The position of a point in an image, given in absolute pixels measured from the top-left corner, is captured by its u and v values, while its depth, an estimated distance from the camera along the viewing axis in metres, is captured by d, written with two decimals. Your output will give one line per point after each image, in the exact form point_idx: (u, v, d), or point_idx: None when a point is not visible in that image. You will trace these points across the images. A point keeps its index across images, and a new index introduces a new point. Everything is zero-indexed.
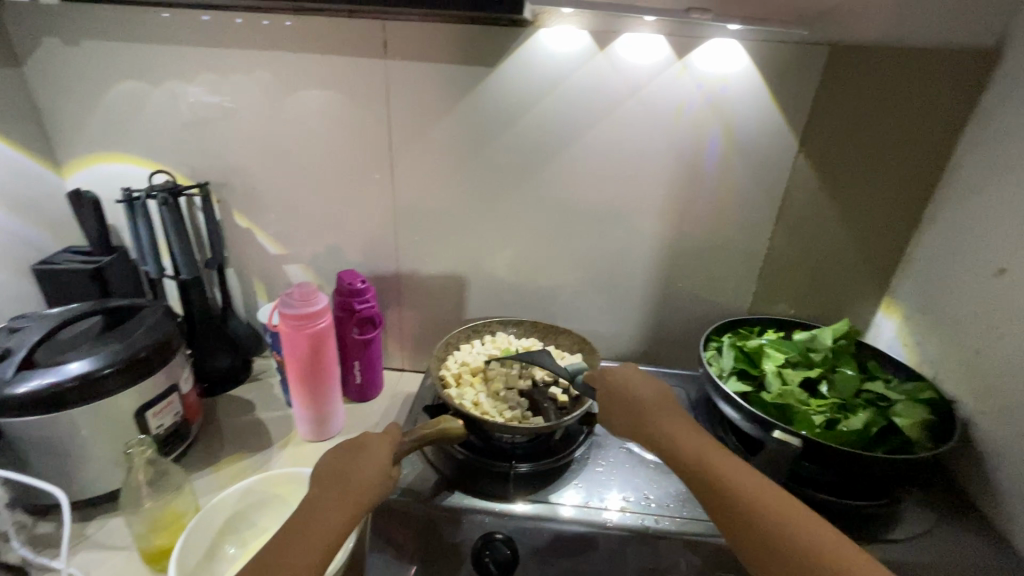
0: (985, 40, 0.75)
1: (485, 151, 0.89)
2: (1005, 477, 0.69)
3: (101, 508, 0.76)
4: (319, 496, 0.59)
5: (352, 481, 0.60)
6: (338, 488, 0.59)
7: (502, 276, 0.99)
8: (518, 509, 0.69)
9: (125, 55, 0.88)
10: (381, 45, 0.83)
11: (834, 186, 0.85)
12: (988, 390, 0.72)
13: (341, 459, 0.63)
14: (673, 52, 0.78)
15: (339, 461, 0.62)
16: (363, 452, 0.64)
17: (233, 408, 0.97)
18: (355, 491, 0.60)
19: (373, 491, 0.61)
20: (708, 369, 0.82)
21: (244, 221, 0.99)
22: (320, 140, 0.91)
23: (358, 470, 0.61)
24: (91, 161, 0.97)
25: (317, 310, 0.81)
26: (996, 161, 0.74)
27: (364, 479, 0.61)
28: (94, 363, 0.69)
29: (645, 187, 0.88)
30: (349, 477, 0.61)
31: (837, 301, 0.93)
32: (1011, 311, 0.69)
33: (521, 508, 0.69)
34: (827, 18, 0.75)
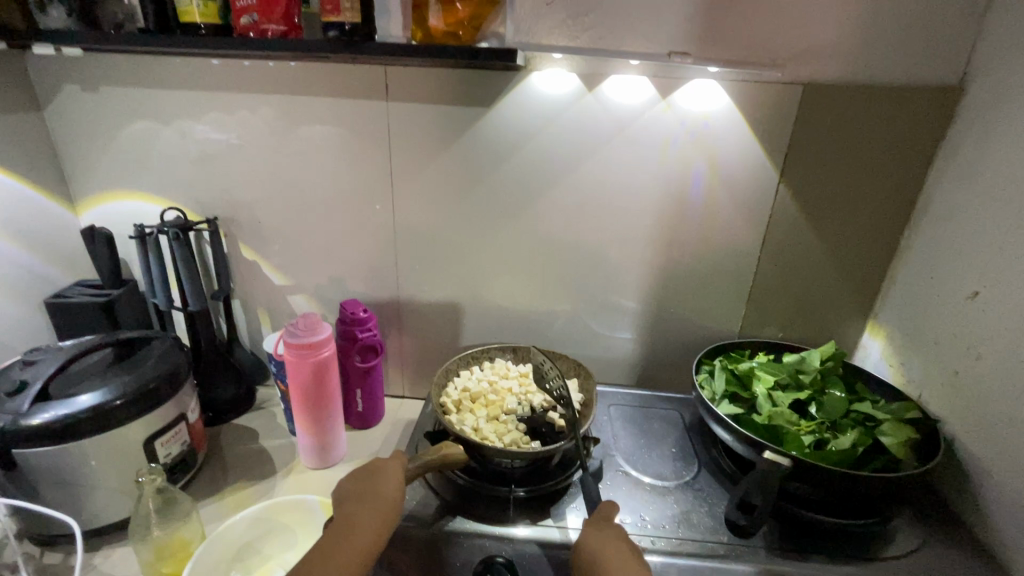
0: (949, 78, 0.80)
1: (482, 185, 0.93)
2: (991, 495, 0.71)
3: (108, 537, 0.77)
4: (350, 515, 0.63)
5: (378, 499, 0.65)
6: (366, 507, 0.64)
7: (499, 304, 1.02)
8: (519, 533, 0.71)
9: (141, 99, 0.93)
10: (383, 87, 0.88)
11: (815, 214, 0.89)
12: (970, 409, 0.74)
13: (361, 481, 0.67)
14: (658, 92, 0.83)
15: (360, 482, 0.67)
16: (382, 471, 0.68)
17: (237, 437, 0.99)
18: (383, 506, 0.65)
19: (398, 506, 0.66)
20: (700, 392, 0.85)
21: (250, 253, 1.03)
22: (324, 176, 0.96)
23: (380, 489, 0.66)
24: (104, 199, 1.01)
25: (321, 339, 0.84)
26: (965, 190, 0.78)
27: (389, 496, 0.66)
28: (107, 395, 0.72)
29: (636, 217, 0.92)
30: (374, 496, 0.65)
31: (823, 324, 0.96)
32: (987, 333, 0.73)
33: (522, 532, 0.71)
34: (800, 60, 0.81)
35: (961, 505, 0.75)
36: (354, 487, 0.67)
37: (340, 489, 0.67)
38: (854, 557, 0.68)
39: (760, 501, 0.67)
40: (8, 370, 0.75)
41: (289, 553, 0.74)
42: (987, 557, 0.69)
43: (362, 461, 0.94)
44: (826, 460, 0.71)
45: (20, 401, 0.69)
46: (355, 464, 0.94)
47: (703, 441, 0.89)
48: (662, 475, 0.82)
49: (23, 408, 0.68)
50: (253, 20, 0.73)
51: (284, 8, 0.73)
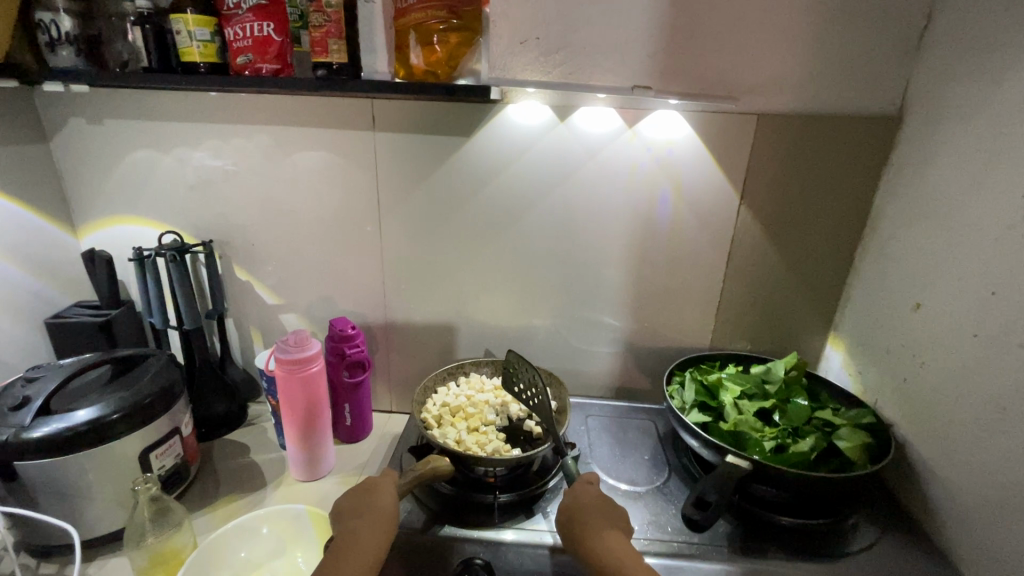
0: (889, 108, 0.87)
1: (463, 208, 0.99)
2: (938, 493, 0.75)
3: (104, 548, 0.80)
4: (351, 528, 0.66)
5: (380, 514, 0.68)
6: (368, 519, 0.67)
7: (481, 320, 1.07)
8: (507, 537, 0.75)
9: (142, 130, 0.99)
10: (370, 118, 0.94)
11: (774, 234, 0.95)
12: (917, 413, 0.79)
13: (357, 500, 0.70)
14: (624, 122, 0.90)
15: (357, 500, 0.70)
16: (376, 489, 0.71)
17: (229, 451, 1.02)
18: (386, 519, 0.67)
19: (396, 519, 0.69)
20: (670, 402, 0.89)
21: (244, 274, 1.08)
22: (314, 201, 1.01)
23: (380, 505, 0.69)
24: (104, 224, 1.06)
25: (311, 355, 0.89)
26: (908, 210, 0.85)
27: (388, 510, 0.68)
28: (103, 410, 0.75)
29: (607, 237, 0.98)
30: (377, 512, 0.68)
31: (786, 336, 1.02)
32: (929, 341, 0.78)
33: (510, 536, 0.75)
34: (754, 92, 0.88)
35: (914, 505, 0.79)
36: (351, 504, 0.70)
37: (338, 507, 0.70)
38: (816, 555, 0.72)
39: (716, 498, 0.70)
40: (10, 387, 0.79)
41: (278, 560, 0.77)
42: (937, 554, 0.74)
43: (349, 473, 0.98)
44: (787, 463, 0.76)
45: (23, 415, 0.73)
46: (342, 476, 0.97)
47: (675, 448, 0.94)
48: (635, 480, 0.86)
49: (25, 422, 0.72)
50: (249, 60, 0.79)
51: (278, 49, 0.80)
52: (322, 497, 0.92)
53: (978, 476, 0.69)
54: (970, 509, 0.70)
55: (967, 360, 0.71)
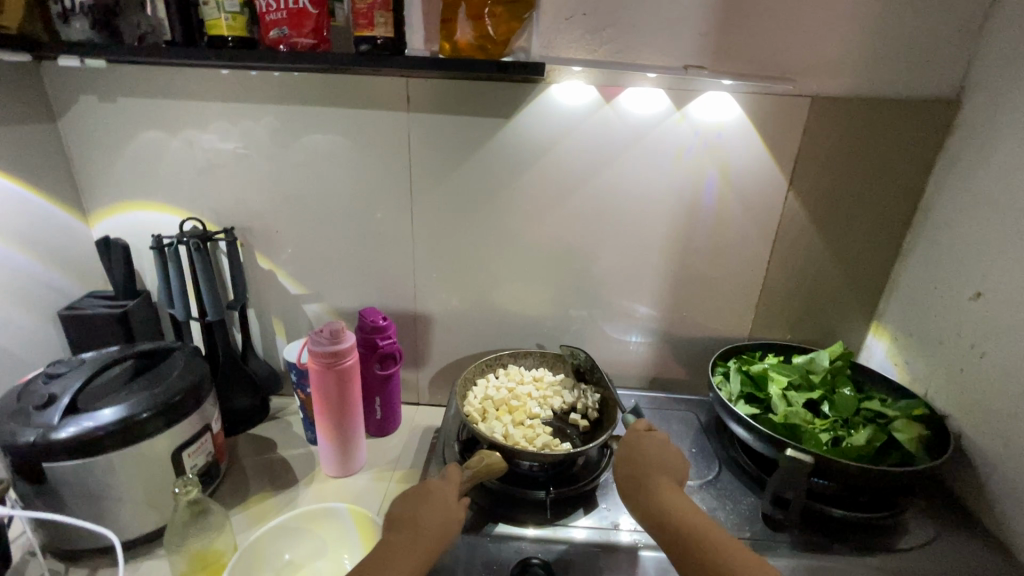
0: (946, 91, 0.85)
1: (499, 194, 0.95)
2: (997, 485, 0.75)
3: (136, 550, 0.77)
4: (389, 543, 0.62)
5: (428, 529, 0.63)
6: (409, 534, 0.63)
7: (515, 310, 1.04)
8: (529, 533, 0.73)
9: (158, 110, 0.93)
10: (404, 98, 0.90)
11: (822, 220, 0.93)
12: (975, 405, 0.78)
13: (410, 506, 0.66)
14: (672, 104, 0.87)
15: (409, 510, 0.65)
16: (430, 496, 0.67)
17: (255, 446, 0.99)
18: (423, 535, 0.63)
19: (436, 535, 0.63)
20: (717, 393, 0.87)
21: (266, 263, 1.03)
22: (343, 186, 0.97)
23: (431, 517, 0.64)
24: (117, 210, 1.01)
25: (346, 348, 0.85)
26: (965, 196, 0.82)
27: (431, 527, 0.63)
28: (134, 408, 0.71)
29: (649, 224, 0.95)
30: (425, 525, 0.63)
31: (828, 325, 1.00)
32: (988, 331, 0.77)
33: (533, 532, 0.73)
34: (809, 73, 0.84)
35: (970, 497, 0.79)
36: (402, 514, 0.65)
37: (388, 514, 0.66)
38: (877, 549, 0.71)
39: (793, 496, 0.71)
40: (32, 383, 0.75)
41: (319, 561, 0.75)
42: (996, 546, 0.73)
43: (383, 469, 0.95)
44: (845, 456, 0.74)
45: (50, 414, 0.68)
46: (376, 471, 0.94)
47: (720, 440, 0.92)
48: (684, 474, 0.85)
49: (52, 421, 0.68)
50: (283, 33, 0.74)
51: (314, 22, 0.75)
52: (359, 494, 0.89)
53: None
54: None
55: None
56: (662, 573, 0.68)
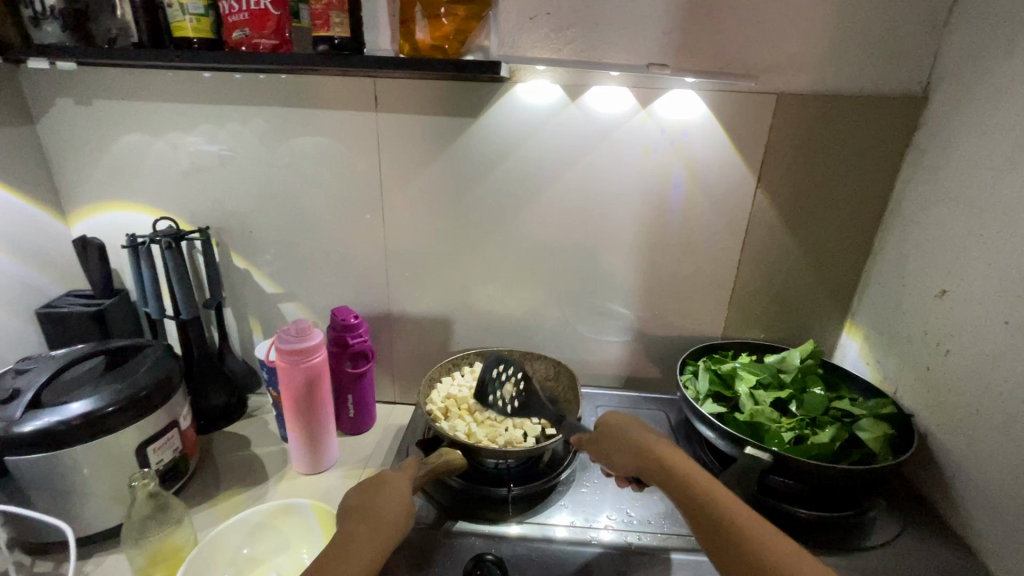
0: (913, 87, 0.84)
1: (469, 193, 0.95)
2: (961, 485, 0.74)
3: (102, 544, 0.78)
4: (348, 530, 0.60)
5: (385, 517, 0.62)
6: (369, 522, 0.61)
7: (487, 309, 1.04)
8: (512, 532, 0.73)
9: (133, 112, 0.95)
10: (372, 98, 0.90)
11: (791, 218, 0.92)
12: (941, 402, 0.77)
13: (366, 494, 0.65)
14: (638, 102, 0.87)
15: (366, 496, 0.64)
16: (384, 486, 0.66)
17: (229, 444, 1.00)
18: (382, 523, 0.61)
19: (394, 522, 0.62)
20: (684, 392, 0.86)
21: (241, 262, 1.04)
22: (315, 186, 0.98)
23: (387, 503, 0.63)
24: (94, 210, 1.02)
25: (313, 345, 0.85)
26: (932, 193, 0.82)
27: (389, 513, 0.62)
28: (98, 403, 0.72)
29: (619, 223, 0.95)
30: (382, 511, 0.62)
31: (801, 324, 0.99)
32: (953, 329, 0.76)
33: (514, 531, 0.73)
34: (774, 70, 0.84)
35: (936, 496, 0.78)
36: (359, 502, 0.64)
37: (343, 503, 0.64)
38: (838, 549, 0.70)
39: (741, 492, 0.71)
40: (1, 378, 0.76)
41: (280, 555, 0.76)
42: (960, 546, 0.72)
43: (353, 466, 0.95)
44: (807, 454, 0.74)
45: (13, 408, 0.70)
46: (346, 469, 0.95)
47: (688, 439, 0.92)
48: None
49: (15, 415, 0.69)
50: (246, 34, 0.75)
51: (276, 24, 0.76)
52: (327, 491, 0.89)
53: (1005, 467, 0.67)
54: (995, 500, 0.69)
55: (996, 348, 0.69)
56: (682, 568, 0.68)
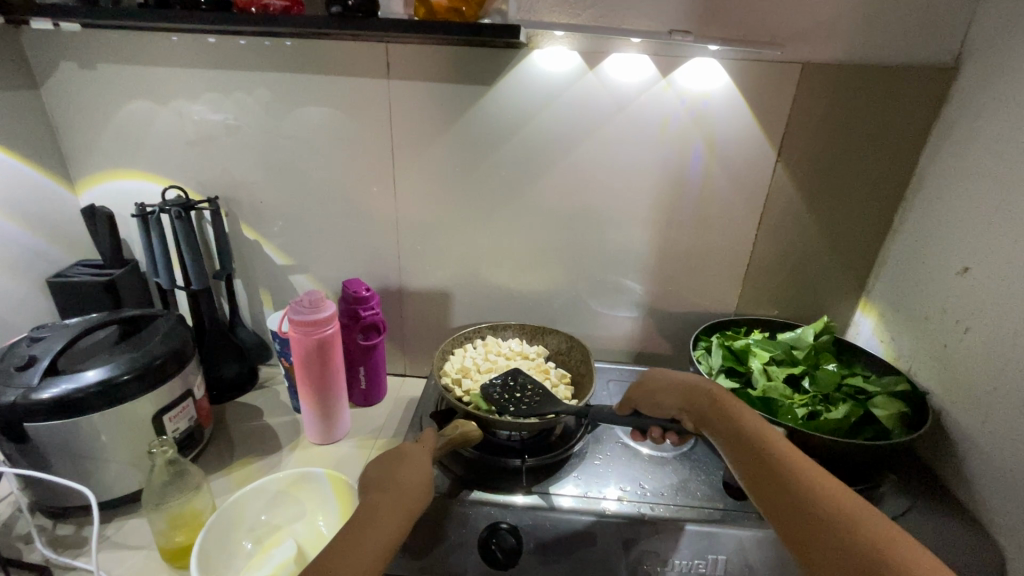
0: (945, 57, 0.81)
1: (483, 164, 0.94)
2: (974, 461, 0.74)
3: (121, 509, 0.79)
4: (370, 503, 0.59)
5: (406, 490, 0.61)
6: (390, 495, 0.61)
7: (499, 284, 1.03)
8: (518, 501, 0.73)
9: (138, 77, 0.92)
10: (384, 64, 0.88)
11: (811, 193, 0.90)
12: (957, 380, 0.77)
13: (386, 468, 0.64)
14: (658, 71, 0.84)
15: (386, 470, 0.64)
16: (405, 460, 0.65)
17: (241, 414, 1.01)
18: (405, 496, 0.61)
19: (417, 496, 0.62)
20: (697, 367, 0.86)
21: (251, 233, 1.03)
22: (324, 155, 0.96)
23: (408, 477, 0.63)
24: (101, 179, 1.01)
25: (326, 317, 0.85)
26: (957, 169, 0.80)
27: (411, 485, 0.62)
28: (114, 370, 0.72)
29: (635, 197, 0.94)
30: (402, 485, 0.62)
31: (816, 302, 0.98)
32: (974, 307, 0.75)
33: (521, 500, 0.73)
34: (800, 39, 0.81)
35: (948, 472, 0.78)
36: (379, 475, 0.63)
37: (363, 476, 0.64)
38: None
39: None
40: (15, 346, 0.76)
41: (297, 523, 0.78)
42: (969, 520, 0.73)
43: (365, 437, 0.96)
44: (821, 430, 0.74)
45: (29, 375, 0.70)
46: (358, 440, 0.95)
47: None
48: (660, 446, 0.86)
49: (32, 382, 0.69)
50: None
51: None
52: (341, 461, 0.90)
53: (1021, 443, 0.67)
54: (1008, 476, 0.69)
55: (1018, 326, 0.68)
56: (705, 535, 0.69)
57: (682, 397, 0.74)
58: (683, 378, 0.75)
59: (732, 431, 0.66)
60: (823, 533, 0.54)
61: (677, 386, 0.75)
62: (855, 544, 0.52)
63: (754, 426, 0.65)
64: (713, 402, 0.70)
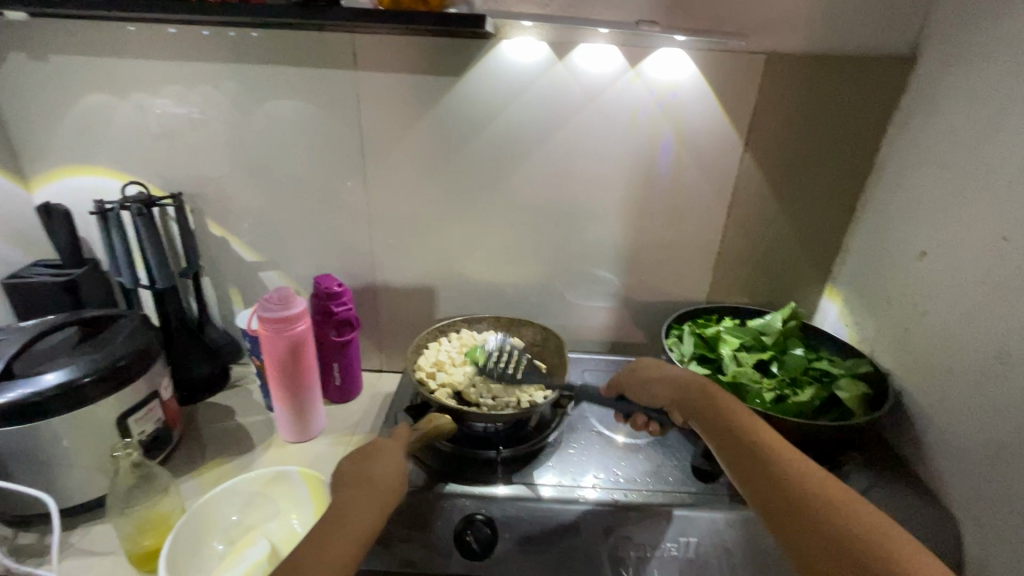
0: (903, 48, 0.83)
1: (454, 156, 0.93)
2: (931, 439, 0.77)
3: (86, 515, 0.77)
4: (344, 501, 0.59)
5: (378, 487, 0.61)
6: (362, 493, 0.60)
7: (474, 277, 1.03)
8: (500, 492, 0.73)
9: (94, 69, 0.89)
10: (351, 56, 0.87)
11: (777, 182, 0.92)
12: (916, 361, 0.80)
13: (358, 465, 0.63)
14: (627, 61, 0.84)
15: (359, 466, 0.63)
16: (378, 456, 0.65)
17: (213, 414, 0.99)
18: (378, 493, 0.61)
19: (390, 492, 0.61)
20: (669, 355, 0.87)
21: (219, 230, 1.01)
22: (292, 149, 0.94)
23: (380, 474, 0.62)
24: (57, 175, 0.96)
25: (297, 313, 0.84)
26: (915, 156, 0.82)
27: (383, 482, 0.61)
28: (74, 373, 0.70)
29: (607, 188, 0.94)
30: (375, 482, 0.61)
31: (785, 288, 1.01)
32: (931, 291, 0.78)
33: (503, 491, 0.74)
34: (765, 29, 0.82)
35: (908, 450, 0.81)
36: (352, 472, 0.63)
37: (335, 474, 0.63)
38: None
39: None
40: None
41: (271, 523, 0.76)
42: (927, 495, 0.76)
43: (341, 434, 0.95)
44: (787, 413, 0.76)
45: None
46: (333, 437, 0.94)
47: None
48: (634, 434, 0.87)
49: None
50: None
51: None
52: (316, 459, 0.89)
53: (975, 420, 0.70)
54: (963, 452, 0.72)
55: (972, 307, 0.71)
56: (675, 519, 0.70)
57: (678, 391, 0.74)
58: (677, 372, 0.76)
59: (729, 428, 0.66)
60: (823, 535, 0.54)
61: (669, 377, 0.76)
62: (858, 549, 0.52)
63: (750, 425, 0.65)
64: (704, 396, 0.71)
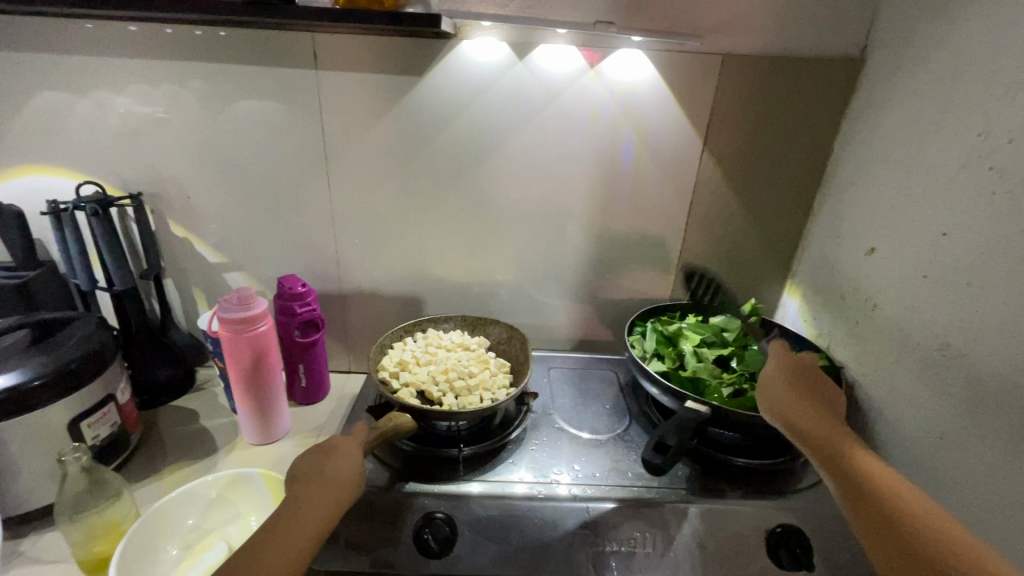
0: (852, 50, 0.86)
1: (418, 155, 0.93)
2: (881, 429, 0.79)
3: (38, 521, 0.76)
4: (297, 497, 0.58)
5: (333, 484, 0.60)
6: (317, 489, 0.59)
7: (441, 276, 1.03)
8: (474, 491, 0.74)
9: (46, 66, 0.87)
10: (312, 55, 0.86)
11: (736, 180, 0.94)
12: (867, 355, 0.82)
13: (314, 461, 0.63)
14: (586, 62, 0.86)
15: (315, 462, 0.62)
16: (335, 453, 0.64)
17: (175, 418, 0.97)
18: (332, 489, 0.60)
19: (344, 489, 0.61)
20: (631, 352, 0.89)
21: (180, 230, 0.99)
22: (253, 149, 0.93)
23: (335, 471, 0.62)
24: (10, 175, 0.94)
25: (258, 314, 0.83)
26: (864, 155, 0.85)
27: (338, 478, 0.61)
28: (22, 376, 0.68)
29: (571, 187, 0.95)
30: (330, 479, 0.61)
31: (746, 285, 1.03)
32: (880, 285, 0.80)
33: (476, 489, 0.75)
34: (720, 31, 0.84)
35: (860, 441, 0.83)
36: (306, 468, 0.62)
37: (289, 470, 0.62)
38: (764, 494, 0.75)
39: (675, 443, 0.77)
40: None
41: (230, 526, 0.75)
42: None
43: (306, 436, 0.94)
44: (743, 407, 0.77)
45: None
46: (298, 439, 0.94)
47: (636, 398, 0.96)
48: (597, 430, 0.88)
49: None
50: None
51: None
52: (279, 461, 0.89)
53: (919, 410, 0.72)
54: (909, 441, 0.74)
55: (916, 301, 0.73)
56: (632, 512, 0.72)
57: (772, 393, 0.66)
58: (780, 370, 0.68)
59: (823, 446, 0.58)
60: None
61: (766, 375, 0.68)
62: None
63: (841, 443, 0.58)
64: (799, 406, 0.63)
